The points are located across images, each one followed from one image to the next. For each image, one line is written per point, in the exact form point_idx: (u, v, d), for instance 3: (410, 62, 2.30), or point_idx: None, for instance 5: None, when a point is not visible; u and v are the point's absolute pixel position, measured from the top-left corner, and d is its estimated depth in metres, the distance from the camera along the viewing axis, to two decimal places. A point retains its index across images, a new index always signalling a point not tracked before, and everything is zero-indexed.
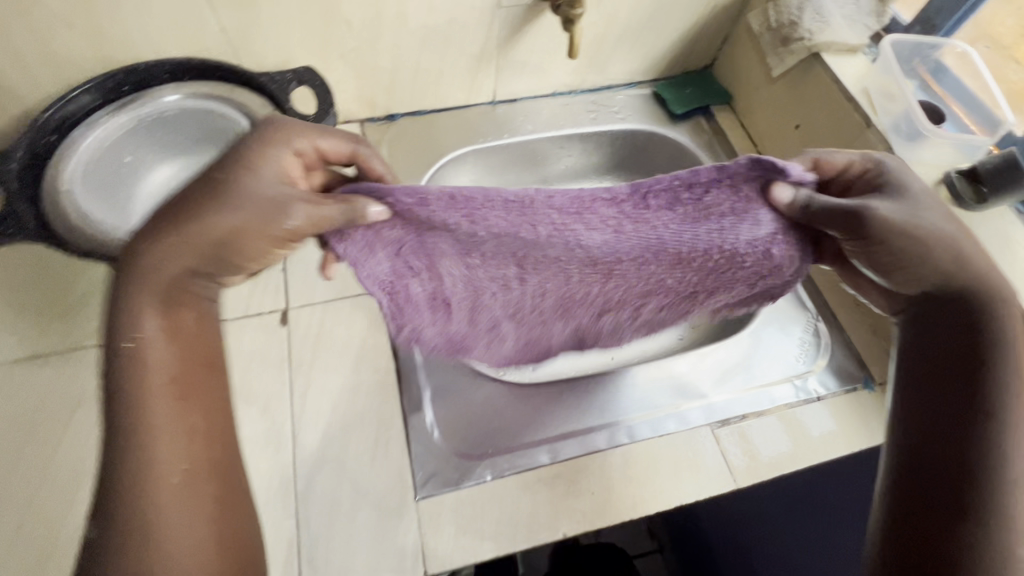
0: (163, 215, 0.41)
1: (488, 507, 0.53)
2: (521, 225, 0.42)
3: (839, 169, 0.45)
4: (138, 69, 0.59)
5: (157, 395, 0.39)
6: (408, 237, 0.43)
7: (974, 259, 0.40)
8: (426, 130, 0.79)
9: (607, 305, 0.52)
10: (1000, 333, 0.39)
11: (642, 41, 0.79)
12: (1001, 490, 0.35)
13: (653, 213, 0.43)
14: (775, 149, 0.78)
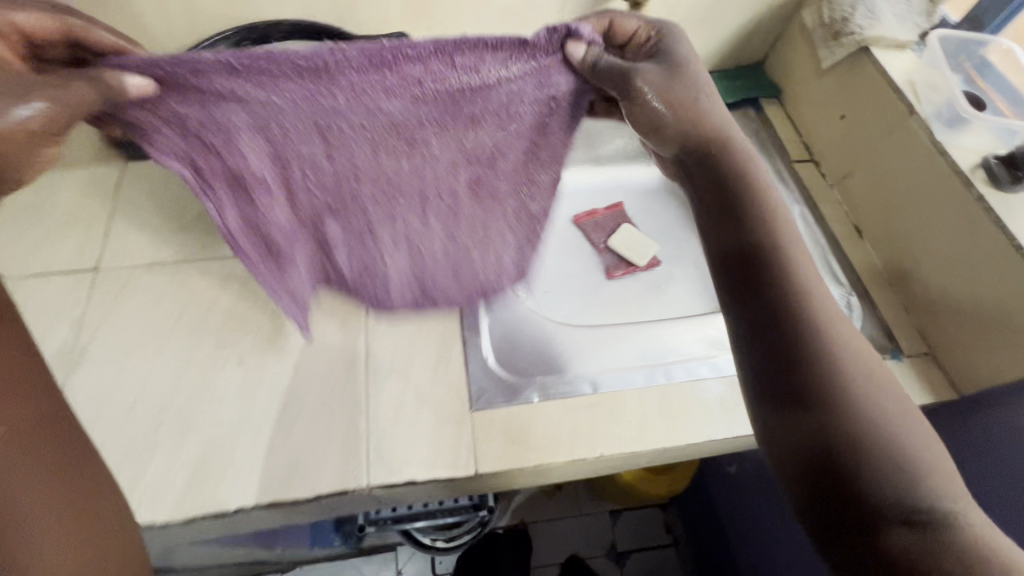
0: None
1: (535, 421, 0.59)
2: (319, 91, 0.40)
3: (628, 36, 0.47)
4: (260, 25, 0.68)
5: None
6: (187, 107, 0.40)
7: (719, 116, 0.44)
8: None
9: (426, 175, 0.54)
10: (756, 189, 0.40)
11: (699, 32, 0.85)
12: (816, 350, 0.32)
13: (440, 83, 0.42)
14: (819, 139, 0.83)
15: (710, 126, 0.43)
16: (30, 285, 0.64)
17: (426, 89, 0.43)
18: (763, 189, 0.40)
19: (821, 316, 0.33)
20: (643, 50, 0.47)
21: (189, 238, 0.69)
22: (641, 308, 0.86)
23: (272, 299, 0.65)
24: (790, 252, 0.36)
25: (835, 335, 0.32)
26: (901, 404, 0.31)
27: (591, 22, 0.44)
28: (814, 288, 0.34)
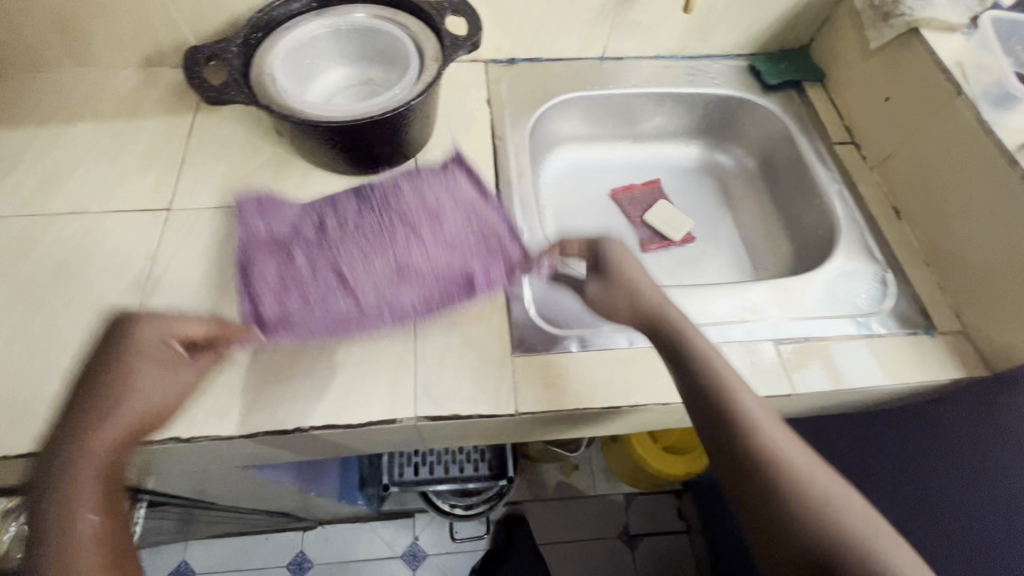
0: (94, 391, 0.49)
1: (573, 369, 0.62)
2: (385, 263, 0.65)
3: (575, 252, 0.66)
4: None
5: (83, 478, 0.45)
6: (290, 270, 0.64)
7: (653, 292, 0.57)
8: (540, 75, 0.89)
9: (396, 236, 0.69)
10: (698, 347, 0.52)
11: (747, 13, 0.86)
12: (789, 483, 0.42)
13: (428, 257, 0.66)
14: (863, 121, 0.83)
15: (649, 304, 0.56)
16: (109, 219, 0.69)
17: (454, 255, 0.67)
18: (704, 347, 0.52)
19: (774, 444, 0.45)
20: (590, 261, 0.63)
21: (253, 185, 0.73)
22: (673, 280, 0.88)
23: None
24: (730, 393, 0.48)
25: (787, 465, 0.43)
26: (855, 507, 0.41)
27: (548, 254, 0.69)
28: (766, 430, 0.45)
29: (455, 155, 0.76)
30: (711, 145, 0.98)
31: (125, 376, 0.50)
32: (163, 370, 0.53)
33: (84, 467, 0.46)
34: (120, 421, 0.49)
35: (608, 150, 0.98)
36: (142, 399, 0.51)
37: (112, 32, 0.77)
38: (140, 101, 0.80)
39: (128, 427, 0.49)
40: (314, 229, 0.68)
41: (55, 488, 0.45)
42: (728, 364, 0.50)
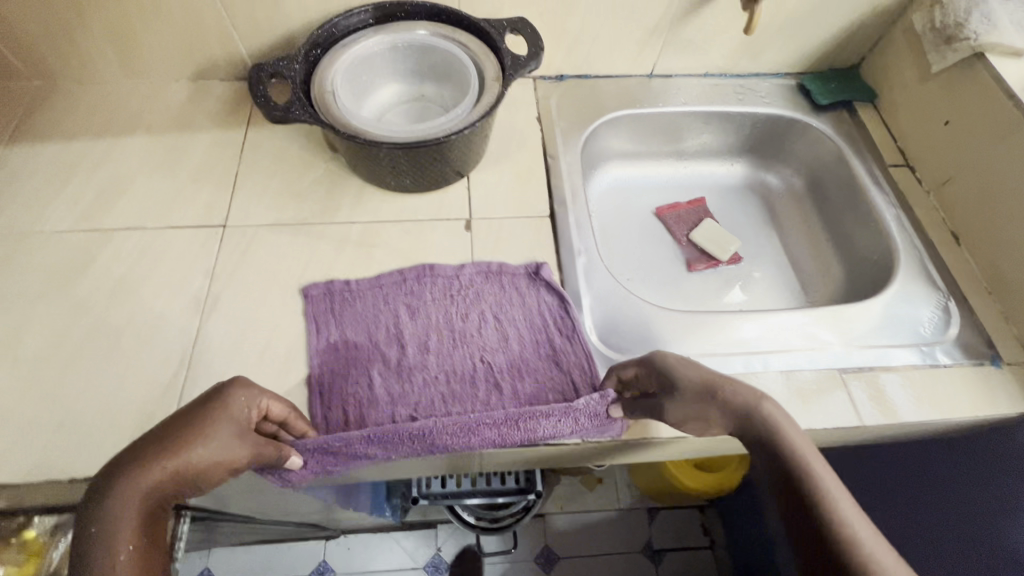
0: (155, 442, 0.44)
1: None
2: (456, 404, 0.60)
3: (630, 379, 0.58)
4: (387, 6, 0.72)
5: (120, 538, 0.40)
6: (358, 400, 0.60)
7: (733, 390, 0.48)
8: (589, 92, 0.89)
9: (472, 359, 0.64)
10: (795, 456, 0.43)
11: (800, 33, 0.86)
12: None
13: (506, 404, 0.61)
14: (918, 144, 0.82)
15: (736, 402, 0.47)
16: (165, 236, 0.68)
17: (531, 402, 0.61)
18: (801, 453, 0.43)
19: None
20: (652, 383, 0.55)
21: (309, 202, 0.73)
22: (723, 303, 0.87)
23: (387, 264, 0.69)
24: (855, 537, 0.37)
25: None
26: None
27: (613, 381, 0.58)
28: None
29: (540, 265, 0.69)
30: (757, 164, 0.97)
31: (191, 436, 0.45)
32: (233, 438, 0.47)
33: (127, 540, 0.40)
34: (164, 487, 0.43)
35: (653, 168, 0.97)
36: (196, 471, 0.45)
37: (166, 46, 0.77)
38: (191, 114, 0.79)
39: (168, 493, 0.43)
40: (384, 342, 0.64)
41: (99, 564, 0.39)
42: (826, 468, 0.42)
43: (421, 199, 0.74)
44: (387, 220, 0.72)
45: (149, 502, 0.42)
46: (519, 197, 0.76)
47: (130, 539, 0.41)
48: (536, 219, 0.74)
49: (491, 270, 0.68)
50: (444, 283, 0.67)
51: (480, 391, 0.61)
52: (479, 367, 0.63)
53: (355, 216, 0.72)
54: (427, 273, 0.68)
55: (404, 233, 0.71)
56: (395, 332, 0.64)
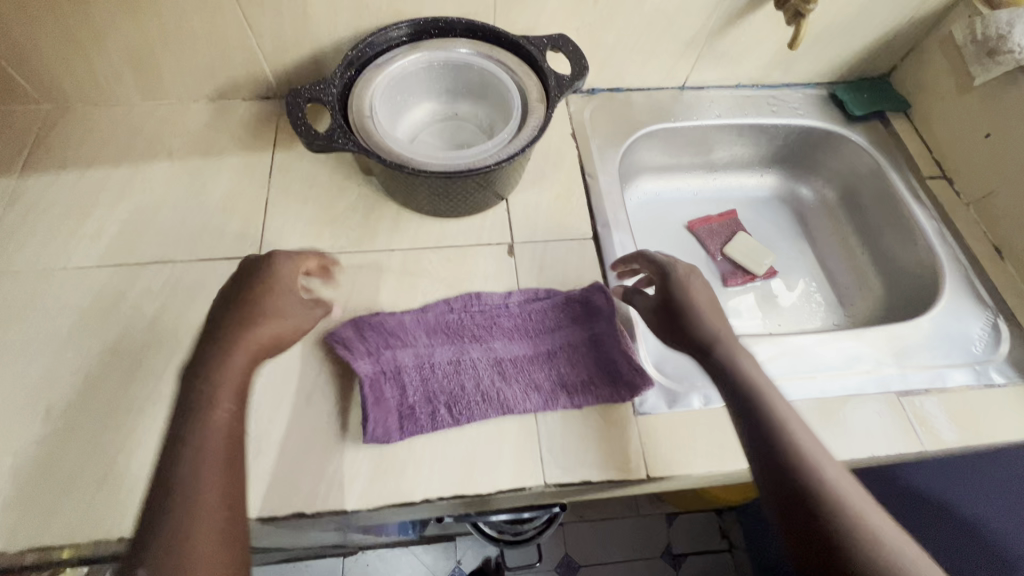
0: (234, 312, 0.53)
1: (698, 428, 0.60)
2: (481, 341, 0.63)
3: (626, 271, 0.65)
4: (421, 23, 0.69)
5: (221, 390, 0.48)
6: (397, 328, 0.62)
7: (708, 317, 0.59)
8: (622, 106, 0.86)
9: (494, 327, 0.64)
10: (744, 369, 0.54)
11: (835, 44, 0.85)
12: (812, 476, 0.46)
13: (525, 347, 0.63)
14: (957, 156, 0.82)
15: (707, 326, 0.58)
16: (198, 269, 0.65)
17: (548, 347, 0.63)
18: (747, 366, 0.54)
19: (839, 490, 0.45)
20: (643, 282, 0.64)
21: (345, 230, 0.70)
22: (761, 320, 0.85)
23: (433, 294, 0.66)
24: (785, 422, 0.49)
25: (816, 467, 0.46)
26: (864, 496, 0.45)
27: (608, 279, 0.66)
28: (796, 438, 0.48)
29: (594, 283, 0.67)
30: (788, 175, 0.96)
31: (260, 310, 0.53)
32: (291, 307, 0.56)
33: (224, 381, 0.48)
34: (245, 347, 0.51)
35: (682, 180, 0.96)
36: (268, 335, 0.53)
37: (186, 66, 0.73)
38: (214, 137, 0.76)
39: (251, 352, 0.51)
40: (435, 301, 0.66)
41: (205, 392, 0.47)
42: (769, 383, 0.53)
43: (460, 224, 0.72)
44: (428, 247, 0.70)
45: (239, 353, 0.50)
46: (561, 219, 0.73)
47: (225, 378, 0.49)
48: (580, 242, 0.72)
49: (537, 295, 0.66)
50: (481, 316, 0.64)
51: (496, 337, 0.63)
52: (501, 320, 0.64)
53: (395, 243, 0.70)
54: (474, 300, 0.65)
55: (447, 260, 0.69)
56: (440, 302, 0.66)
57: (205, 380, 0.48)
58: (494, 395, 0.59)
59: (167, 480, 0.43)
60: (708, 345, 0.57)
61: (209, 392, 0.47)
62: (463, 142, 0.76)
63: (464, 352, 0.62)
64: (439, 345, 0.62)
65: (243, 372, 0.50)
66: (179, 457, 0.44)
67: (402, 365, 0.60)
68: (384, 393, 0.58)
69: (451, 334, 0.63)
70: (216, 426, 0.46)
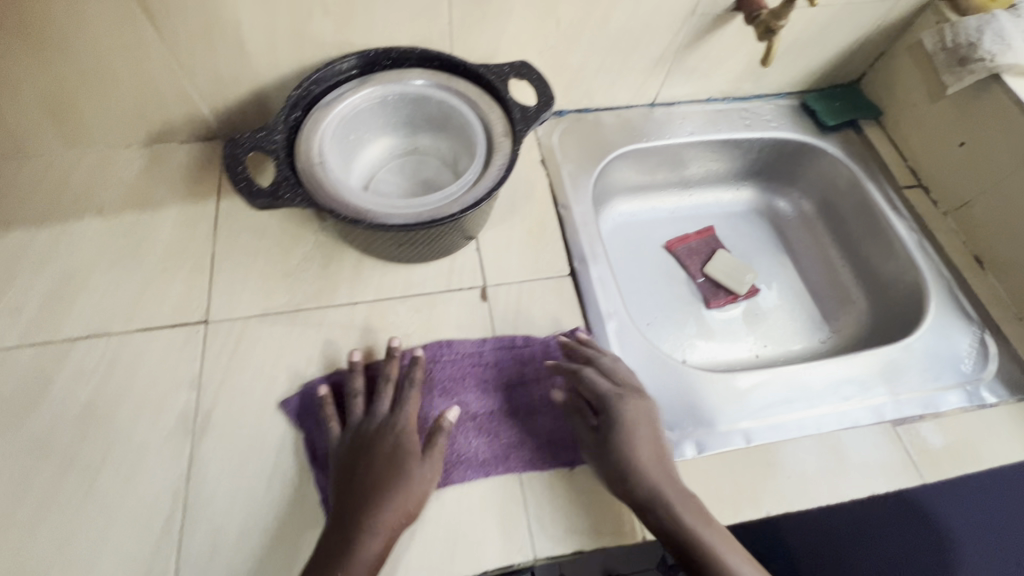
0: (376, 467, 0.50)
1: (693, 481, 0.56)
2: (452, 395, 0.58)
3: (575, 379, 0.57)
4: (371, 55, 0.64)
5: (370, 537, 0.46)
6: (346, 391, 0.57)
7: (633, 433, 0.53)
8: (591, 127, 0.82)
9: (463, 377, 0.59)
10: (660, 484, 0.51)
11: (804, 54, 0.82)
12: None
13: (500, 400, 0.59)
14: (932, 165, 0.80)
15: (633, 449, 0.52)
16: (137, 341, 0.59)
17: (527, 400, 0.59)
18: (659, 478, 0.51)
19: None
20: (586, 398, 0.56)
21: (302, 284, 0.64)
22: (748, 342, 0.82)
23: (401, 349, 0.61)
24: (710, 544, 0.47)
25: None
26: None
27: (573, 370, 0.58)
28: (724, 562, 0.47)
29: (575, 329, 0.63)
30: (764, 188, 0.93)
31: (405, 462, 0.50)
32: (427, 459, 0.52)
33: (390, 490, 0.48)
34: (392, 514, 0.48)
35: (657, 198, 0.92)
36: (414, 498, 0.49)
37: (113, 112, 0.66)
38: (150, 186, 0.69)
39: (395, 519, 0.48)
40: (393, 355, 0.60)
41: (374, 495, 0.48)
42: (684, 494, 0.50)
43: (427, 268, 0.67)
44: (394, 296, 0.65)
45: (412, 459, 0.51)
46: (534, 256, 0.69)
47: (397, 486, 0.49)
48: (556, 280, 0.68)
49: (515, 343, 0.62)
50: (449, 365, 0.60)
51: (469, 391, 0.59)
52: (472, 370, 0.60)
53: (357, 295, 0.64)
54: (444, 349, 0.61)
55: (414, 310, 0.64)
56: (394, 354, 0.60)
57: (371, 482, 0.49)
58: (470, 452, 0.55)
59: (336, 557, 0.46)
60: (632, 468, 0.51)
61: (381, 493, 0.48)
62: (425, 179, 0.71)
63: (432, 408, 0.57)
64: (407, 387, 0.55)
65: (417, 485, 0.50)
66: (339, 557, 0.46)
67: None
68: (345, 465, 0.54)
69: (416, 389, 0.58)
70: (381, 532, 0.47)
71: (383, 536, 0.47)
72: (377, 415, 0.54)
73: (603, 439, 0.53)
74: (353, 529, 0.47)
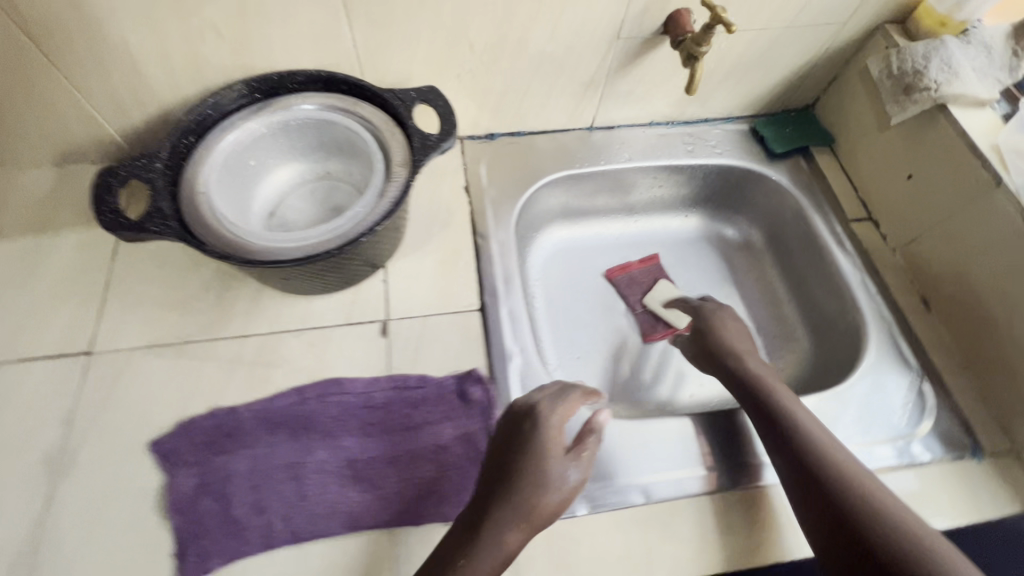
0: (525, 453, 0.49)
1: (580, 541, 0.53)
2: (335, 440, 0.55)
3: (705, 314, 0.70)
4: (272, 78, 0.61)
5: (511, 516, 0.46)
6: (219, 433, 0.55)
7: (754, 367, 0.62)
8: (523, 151, 0.79)
9: (349, 421, 0.56)
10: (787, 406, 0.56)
11: (750, 77, 0.78)
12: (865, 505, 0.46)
13: (386, 446, 0.55)
14: (881, 198, 0.76)
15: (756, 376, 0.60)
16: (15, 372, 0.57)
17: (418, 446, 0.55)
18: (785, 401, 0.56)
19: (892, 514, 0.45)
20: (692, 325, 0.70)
21: (195, 314, 0.62)
22: (679, 384, 0.78)
23: (287, 387, 0.58)
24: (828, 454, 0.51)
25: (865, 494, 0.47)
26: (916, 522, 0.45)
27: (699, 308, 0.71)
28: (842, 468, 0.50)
29: (471, 371, 0.60)
30: (714, 216, 0.89)
31: (549, 455, 0.49)
32: (572, 459, 0.50)
33: (533, 481, 0.48)
34: (532, 505, 0.47)
35: (602, 224, 0.88)
36: (558, 496, 0.48)
37: (14, 134, 0.65)
38: (54, 209, 0.67)
39: (538, 514, 0.47)
40: (278, 393, 0.58)
41: (520, 481, 0.48)
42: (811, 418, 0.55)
43: (328, 299, 0.64)
44: (288, 329, 0.62)
45: (556, 452, 0.50)
46: (444, 289, 0.66)
47: (537, 478, 0.48)
48: (464, 315, 0.65)
49: (408, 384, 0.59)
50: (335, 405, 0.57)
51: (352, 435, 0.55)
52: (361, 413, 0.57)
53: (250, 327, 0.62)
54: (332, 388, 0.58)
55: (308, 344, 0.61)
56: (277, 394, 0.58)
57: (516, 467, 0.48)
58: (340, 505, 0.52)
59: (483, 526, 0.46)
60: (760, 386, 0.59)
61: (528, 480, 0.48)
62: (336, 206, 0.68)
63: (306, 454, 0.54)
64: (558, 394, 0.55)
65: (554, 481, 0.48)
66: (482, 532, 0.46)
67: (230, 481, 0.52)
68: (204, 513, 0.51)
69: (295, 431, 0.55)
70: (524, 518, 0.46)
71: (528, 525, 0.46)
72: (531, 400, 0.54)
73: (724, 366, 0.63)
74: (492, 509, 0.47)
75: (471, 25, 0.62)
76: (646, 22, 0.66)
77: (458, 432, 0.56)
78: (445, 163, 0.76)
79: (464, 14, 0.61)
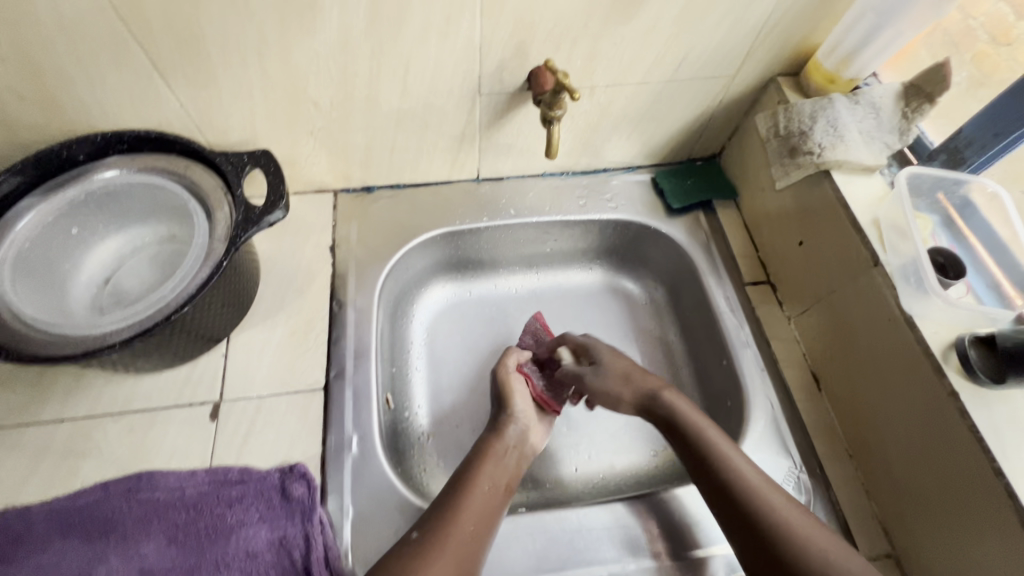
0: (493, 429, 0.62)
1: None
2: (132, 546, 0.50)
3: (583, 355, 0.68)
4: (97, 140, 0.57)
5: (475, 481, 0.55)
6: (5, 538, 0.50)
7: (673, 402, 0.60)
8: (401, 206, 0.74)
9: (152, 522, 0.51)
10: (690, 420, 0.58)
11: (642, 129, 0.73)
12: (770, 520, 0.50)
13: (189, 553, 0.50)
14: (777, 261, 0.71)
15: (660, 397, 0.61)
16: None
17: (224, 553, 0.50)
18: (689, 415, 0.59)
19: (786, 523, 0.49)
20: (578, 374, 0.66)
21: (7, 396, 0.57)
22: (566, 453, 0.70)
23: (93, 483, 0.54)
24: (729, 464, 0.54)
25: (768, 510, 0.50)
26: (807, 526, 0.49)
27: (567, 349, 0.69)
28: (741, 478, 0.53)
29: (295, 465, 0.55)
30: (618, 269, 0.84)
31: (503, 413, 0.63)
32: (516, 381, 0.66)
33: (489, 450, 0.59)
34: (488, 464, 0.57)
35: (500, 278, 0.83)
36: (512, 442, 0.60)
37: None
38: None
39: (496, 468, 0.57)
40: (80, 489, 0.53)
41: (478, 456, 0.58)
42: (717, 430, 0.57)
43: (158, 378, 0.60)
44: (108, 413, 0.57)
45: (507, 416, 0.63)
46: (288, 365, 0.62)
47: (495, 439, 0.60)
48: (305, 395, 0.60)
49: (226, 478, 0.54)
50: (140, 504, 0.52)
51: (152, 541, 0.51)
52: (170, 511, 0.52)
53: (67, 411, 0.57)
54: (141, 483, 0.53)
55: (127, 432, 0.57)
56: (79, 490, 0.53)
57: (481, 448, 0.59)
58: None
59: (450, 497, 0.53)
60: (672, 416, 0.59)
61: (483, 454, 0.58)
62: None
63: (97, 563, 0.49)
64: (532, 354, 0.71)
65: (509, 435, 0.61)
66: (450, 501, 0.53)
67: None
68: None
69: (88, 536, 0.50)
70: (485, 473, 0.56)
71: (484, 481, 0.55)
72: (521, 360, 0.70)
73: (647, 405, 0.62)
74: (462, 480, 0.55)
75: (309, 85, 0.58)
76: (506, 79, 0.61)
77: (272, 537, 0.52)
78: (311, 221, 0.71)
79: (296, 73, 0.56)
